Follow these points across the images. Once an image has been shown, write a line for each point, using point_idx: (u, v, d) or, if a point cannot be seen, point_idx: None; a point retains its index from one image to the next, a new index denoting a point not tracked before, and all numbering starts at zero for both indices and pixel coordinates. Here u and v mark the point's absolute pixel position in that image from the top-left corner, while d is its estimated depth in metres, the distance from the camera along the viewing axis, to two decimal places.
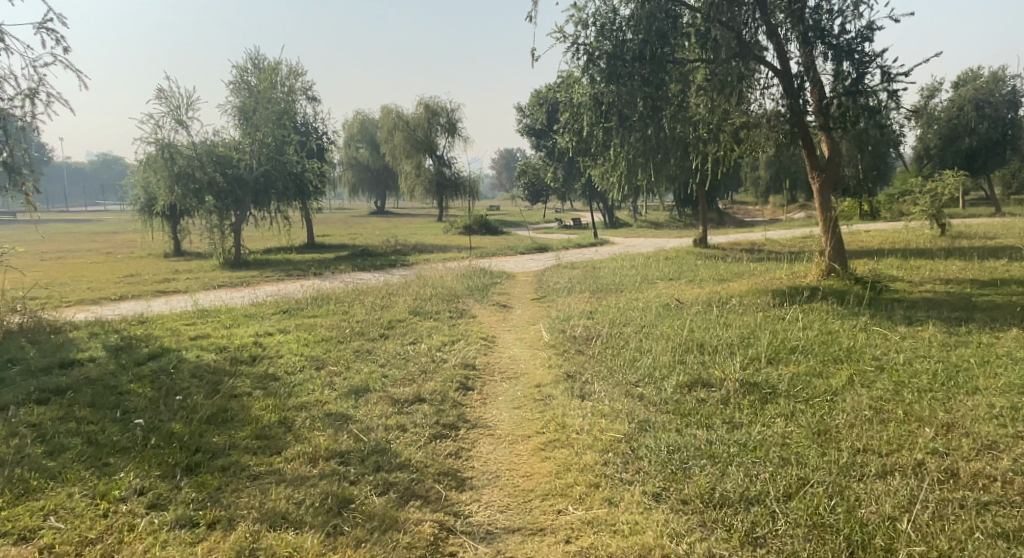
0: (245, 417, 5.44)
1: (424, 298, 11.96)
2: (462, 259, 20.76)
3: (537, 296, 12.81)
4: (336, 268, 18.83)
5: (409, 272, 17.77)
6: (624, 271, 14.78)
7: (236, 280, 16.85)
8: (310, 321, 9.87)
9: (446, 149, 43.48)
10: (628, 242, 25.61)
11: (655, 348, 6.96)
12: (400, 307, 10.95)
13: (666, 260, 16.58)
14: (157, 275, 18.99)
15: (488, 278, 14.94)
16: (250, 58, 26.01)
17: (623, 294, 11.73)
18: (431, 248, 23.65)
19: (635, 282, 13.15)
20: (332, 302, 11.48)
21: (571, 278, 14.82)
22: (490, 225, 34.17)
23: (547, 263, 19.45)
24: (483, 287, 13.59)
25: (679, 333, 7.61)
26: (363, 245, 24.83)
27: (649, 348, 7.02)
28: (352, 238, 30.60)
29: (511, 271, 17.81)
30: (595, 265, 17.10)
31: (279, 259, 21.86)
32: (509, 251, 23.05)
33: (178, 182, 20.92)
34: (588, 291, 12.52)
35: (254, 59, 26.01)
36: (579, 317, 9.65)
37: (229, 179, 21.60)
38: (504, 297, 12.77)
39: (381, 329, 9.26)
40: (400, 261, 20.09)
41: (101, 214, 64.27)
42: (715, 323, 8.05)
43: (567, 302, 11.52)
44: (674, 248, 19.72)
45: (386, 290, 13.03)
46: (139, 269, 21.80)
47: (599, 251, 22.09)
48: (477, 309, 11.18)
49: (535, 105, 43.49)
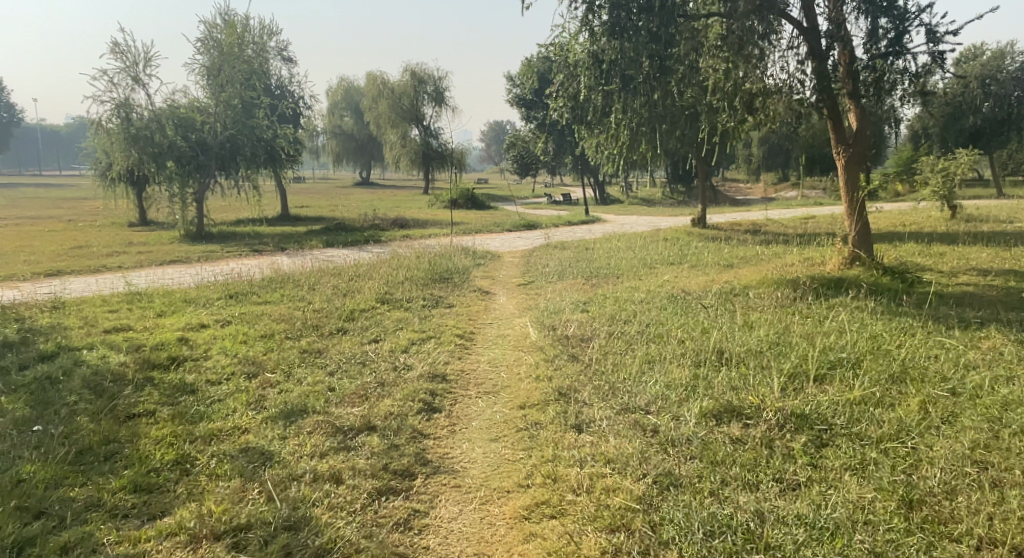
0: (131, 454, 4.14)
1: (394, 281, 10.60)
2: (443, 236, 19.35)
3: (523, 281, 11.51)
4: (307, 243, 17.40)
5: (384, 249, 16.40)
6: (619, 253, 13.48)
7: (194, 256, 15.43)
8: (258, 309, 8.51)
9: (432, 118, 41.68)
10: (621, 219, 24.27)
11: (667, 357, 5.65)
12: (366, 294, 9.59)
13: (664, 241, 15.27)
14: (111, 246, 17.49)
15: (470, 259, 13.62)
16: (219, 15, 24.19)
17: (619, 282, 10.46)
18: (412, 223, 22.18)
19: (632, 266, 11.86)
20: (288, 286, 10.09)
21: (561, 260, 13.52)
22: (477, 199, 32.72)
23: (536, 243, 18.08)
24: (465, 269, 12.25)
25: (694, 336, 6.28)
26: (340, 218, 23.32)
27: (660, 356, 5.71)
28: (330, 210, 29.06)
29: (497, 251, 16.43)
30: (588, 246, 15.76)
31: (247, 231, 20.37)
32: (494, 228, 21.64)
33: (138, 147, 19.35)
34: (581, 277, 11.24)
35: (223, 15, 24.20)
36: (572, 311, 8.36)
37: (190, 144, 20.07)
38: (486, 282, 11.45)
39: (340, 322, 7.91)
40: (377, 236, 18.64)
41: (74, 182, 61.78)
42: (734, 322, 6.73)
43: (558, 289, 10.23)
44: (671, 229, 18.41)
45: (353, 271, 11.64)
46: (94, 240, 20.26)
47: (591, 229, 20.78)
48: (455, 297, 9.85)
49: (524, 73, 41.76)
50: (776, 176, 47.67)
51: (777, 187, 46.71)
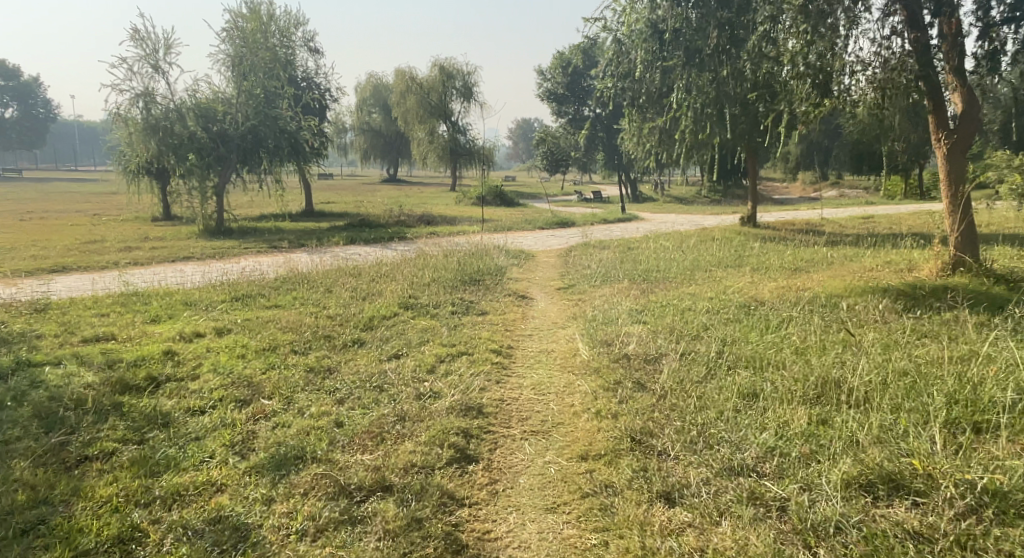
0: (58, 530, 3.09)
1: (420, 284, 9.46)
2: (472, 233, 18.25)
3: (563, 284, 10.32)
4: (329, 240, 16.42)
5: (410, 247, 15.31)
6: (667, 254, 12.23)
7: (209, 252, 14.53)
8: (266, 315, 7.44)
9: (462, 114, 40.68)
10: (659, 218, 22.90)
11: (768, 391, 4.41)
12: (389, 298, 8.47)
13: (716, 242, 13.93)
14: (126, 241, 16.69)
15: (503, 259, 12.45)
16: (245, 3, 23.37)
17: (675, 287, 9.23)
18: (439, 220, 21.13)
19: (685, 269, 10.59)
20: (302, 289, 9.00)
21: (604, 261, 12.28)
22: (506, 196, 31.62)
23: (572, 242, 16.86)
24: (499, 271, 11.09)
25: (790, 364, 5.05)
26: (364, 213, 22.35)
27: (759, 391, 4.46)
28: (355, 206, 28.14)
29: (531, 250, 15.24)
30: (630, 247, 14.50)
31: (269, 226, 19.48)
32: (526, 226, 20.44)
33: (157, 138, 18.56)
34: (628, 280, 10.02)
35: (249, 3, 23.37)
36: (625, 323, 7.14)
37: (211, 135, 19.18)
38: (523, 285, 10.26)
39: (356, 332, 6.79)
40: (403, 233, 17.61)
41: (103, 177, 61.89)
42: (833, 345, 5.49)
43: (604, 295, 9.02)
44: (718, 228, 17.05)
45: (375, 271, 10.55)
46: (112, 233, 19.53)
47: (629, 228, 19.52)
48: (489, 302, 8.69)
49: (556, 67, 40.53)
50: (814, 174, 45.76)
51: (816, 185, 44.84)
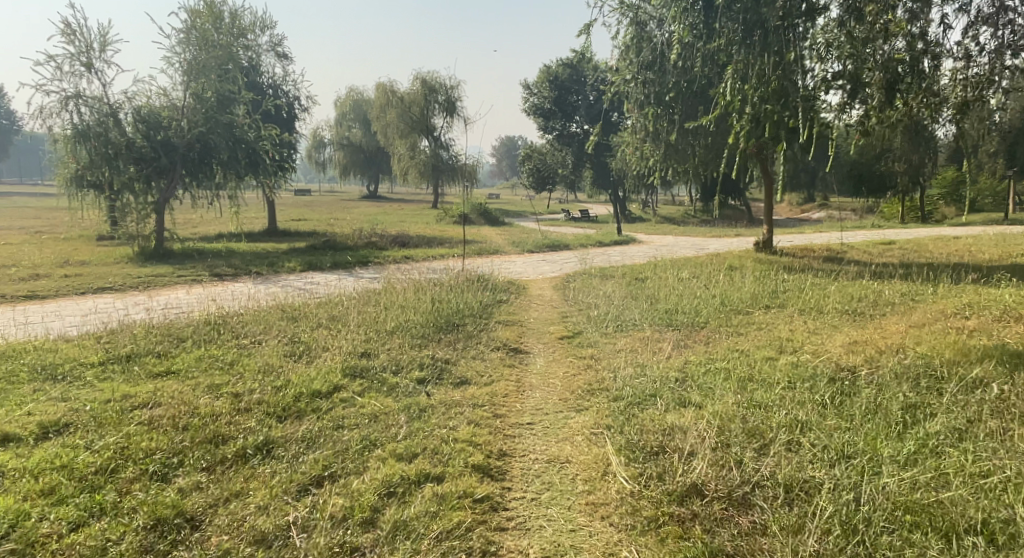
0: None
1: (380, 334, 7.17)
2: (450, 258, 15.98)
3: (564, 329, 8.14)
4: (283, 265, 14.07)
5: (378, 275, 13.05)
6: (686, 289, 10.06)
7: (135, 282, 12.21)
8: (142, 393, 5.16)
9: (443, 129, 38.61)
10: (661, 241, 20.82)
11: None
12: (333, 359, 6.15)
13: (738, 273, 11.78)
14: (42, 266, 14.23)
15: (488, 293, 10.19)
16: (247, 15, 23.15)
17: (714, 340, 7.04)
18: (415, 241, 18.88)
19: (717, 311, 8.41)
20: (217, 345, 6.67)
21: (610, 296, 10.12)
22: (489, 214, 29.48)
23: (566, 269, 14.67)
24: (484, 311, 8.83)
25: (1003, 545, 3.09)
26: (332, 233, 20.04)
27: None
28: (326, 225, 25.75)
29: (520, 279, 13.06)
30: (638, 279, 12.29)
31: (219, 247, 17.13)
32: (513, 248, 18.27)
33: (89, 145, 15.96)
34: (648, 327, 7.80)
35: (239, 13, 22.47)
36: (667, 410, 4.91)
37: (152, 144, 16.77)
38: (512, 331, 8.00)
39: (266, 427, 4.51)
40: (370, 258, 15.30)
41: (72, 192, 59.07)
42: None
43: (621, 351, 6.80)
44: (732, 255, 14.93)
45: (323, 313, 8.23)
46: (35, 255, 17.09)
47: (629, 253, 17.41)
48: (469, 363, 6.40)
49: (543, 81, 38.73)
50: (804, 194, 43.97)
51: (805, 206, 43.12)
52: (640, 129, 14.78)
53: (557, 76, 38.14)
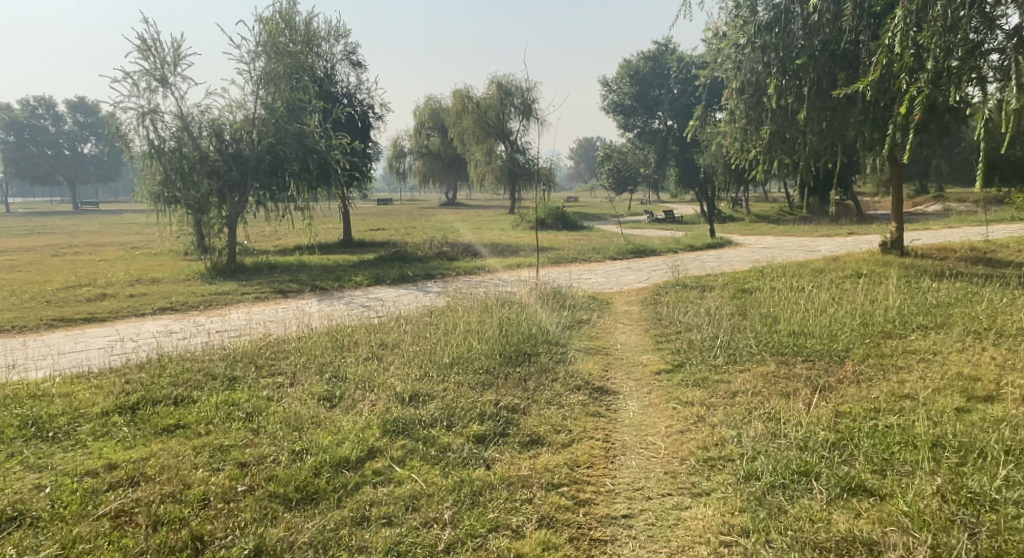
0: None
1: (436, 373, 5.92)
2: (524, 269, 14.70)
3: (660, 358, 6.66)
4: (348, 279, 13.19)
5: (447, 291, 11.92)
6: (806, 305, 8.36)
7: (194, 299, 11.50)
8: (129, 459, 4.08)
9: (522, 132, 37.48)
10: (760, 245, 18.82)
11: None
12: (373, 408, 4.95)
13: (865, 284, 9.92)
14: (113, 283, 13.86)
15: (566, 311, 8.81)
16: (330, 32, 23.65)
17: (866, 380, 5.39)
18: (490, 249, 17.73)
19: (856, 337, 6.71)
20: (246, 386, 5.60)
21: (713, 313, 8.53)
22: (570, 219, 28.06)
23: (656, 278, 13.06)
24: (563, 336, 7.45)
25: None
26: (405, 243, 19.18)
27: None
28: (402, 235, 25.04)
29: (604, 292, 11.59)
30: (742, 290, 10.61)
31: (290, 260, 16.48)
32: (594, 256, 16.73)
33: (163, 160, 15.46)
34: (769, 359, 6.20)
35: (330, 29, 23.04)
36: (834, 511, 3.44)
37: (224, 157, 16.09)
38: (596, 363, 6.59)
39: (259, 526, 3.38)
40: (439, 271, 14.23)
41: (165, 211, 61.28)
42: None
43: (740, 397, 5.27)
44: (849, 260, 12.93)
45: (375, 340, 7.07)
46: (110, 273, 16.88)
47: (726, 259, 15.59)
48: (544, 413, 5.06)
49: (624, 77, 37.14)
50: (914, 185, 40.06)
51: (915, 198, 39.21)
52: (743, 113, 13.23)
53: (638, 71, 36.58)
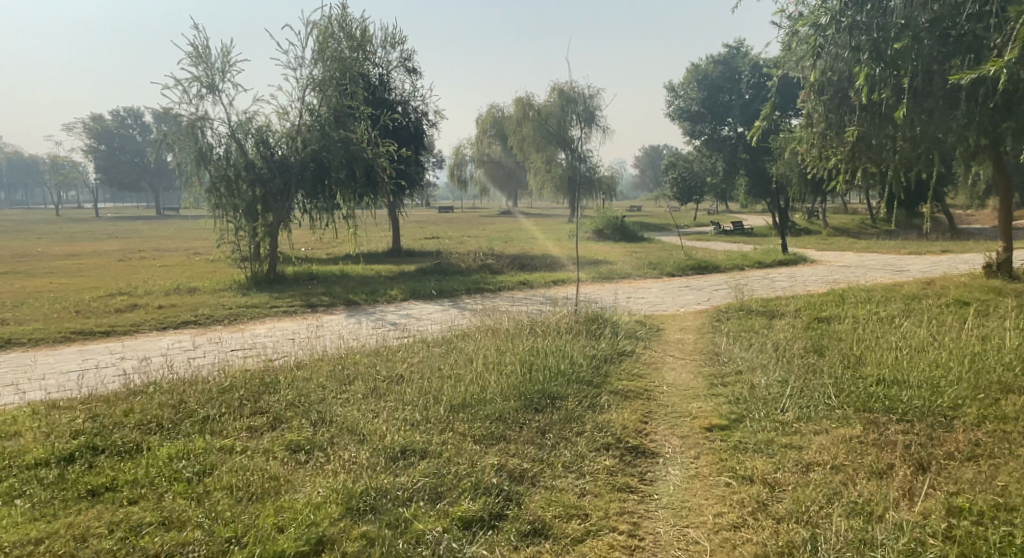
0: None
1: (437, 424, 4.96)
2: (572, 285, 13.65)
3: (712, 409, 5.55)
4: (383, 294, 12.52)
5: (483, 309, 11.05)
6: (894, 344, 7.04)
7: (221, 310, 10.96)
8: (27, 534, 3.26)
9: (584, 141, 36.40)
10: (835, 262, 17.25)
11: None
12: (345, 472, 4.02)
13: (963, 318, 8.49)
14: (153, 290, 13.55)
15: (608, 340, 7.74)
16: (386, 37, 23.26)
17: (986, 463, 4.28)
18: (538, 262, 16.86)
19: (964, 399, 5.43)
20: (215, 430, 4.69)
21: (779, 348, 7.35)
22: (629, 230, 26.84)
23: (717, 300, 11.80)
24: (598, 376, 6.38)
25: None
26: (454, 254, 18.55)
27: None
28: (453, 244, 24.42)
29: (656, 314, 10.45)
30: (816, 318, 9.29)
31: (333, 271, 16.01)
32: (649, 270, 15.53)
33: (209, 168, 15.10)
34: (854, 419, 5.17)
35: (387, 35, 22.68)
36: None
37: (270, 165, 15.69)
38: (635, 412, 5.53)
39: None
40: (481, 286, 13.43)
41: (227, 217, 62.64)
42: None
43: (814, 474, 4.24)
44: (941, 286, 11.37)
45: (379, 375, 6.14)
46: (154, 278, 16.67)
47: (797, 279, 14.19)
48: (556, 486, 4.05)
49: (692, 82, 35.68)
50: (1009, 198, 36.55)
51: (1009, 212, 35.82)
52: (820, 117, 12.16)
53: (707, 75, 35.21)
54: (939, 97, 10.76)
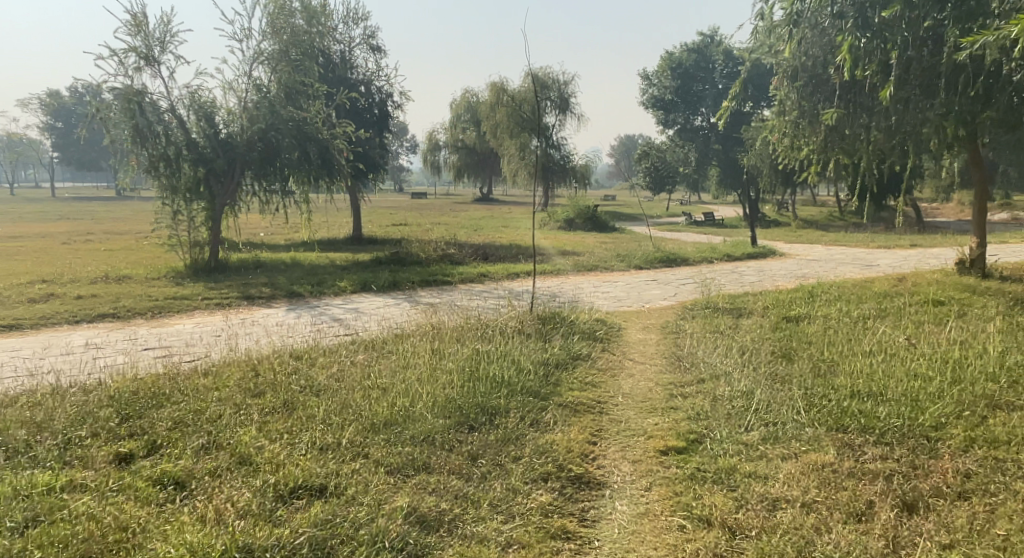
0: None
1: (345, 452, 4.24)
2: (534, 278, 12.97)
3: (670, 426, 4.88)
4: (331, 285, 11.72)
5: (436, 304, 10.32)
6: (870, 349, 6.47)
7: (150, 301, 10.08)
8: None
9: (556, 128, 35.68)
10: (807, 257, 16.80)
11: None
12: (213, 524, 3.31)
13: (940, 319, 7.97)
14: (81, 277, 12.57)
15: (560, 341, 7.05)
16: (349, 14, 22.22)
17: (980, 504, 3.72)
18: (501, 252, 16.16)
19: (948, 416, 4.84)
20: (73, 461, 3.92)
21: (746, 353, 6.75)
22: (599, 219, 26.25)
23: (684, 296, 11.22)
24: (545, 386, 5.68)
25: None
26: (413, 242, 17.73)
27: None
28: (418, 232, 23.58)
29: (619, 311, 9.83)
30: (785, 316, 8.71)
31: (283, 258, 15.11)
32: (617, 262, 14.91)
33: (146, 146, 14.06)
34: (826, 440, 4.52)
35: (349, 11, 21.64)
36: None
37: (214, 144, 14.67)
38: (582, 430, 4.84)
39: None
40: (438, 277, 12.68)
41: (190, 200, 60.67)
42: None
43: (781, 515, 3.61)
44: (914, 283, 10.91)
45: (290, 388, 5.36)
46: (91, 264, 15.62)
47: (767, 273, 13.69)
48: (476, 536, 3.39)
49: (665, 70, 35.13)
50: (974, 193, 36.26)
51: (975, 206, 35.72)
52: (793, 105, 11.69)
53: (681, 63, 34.40)
54: (916, 85, 10.26)
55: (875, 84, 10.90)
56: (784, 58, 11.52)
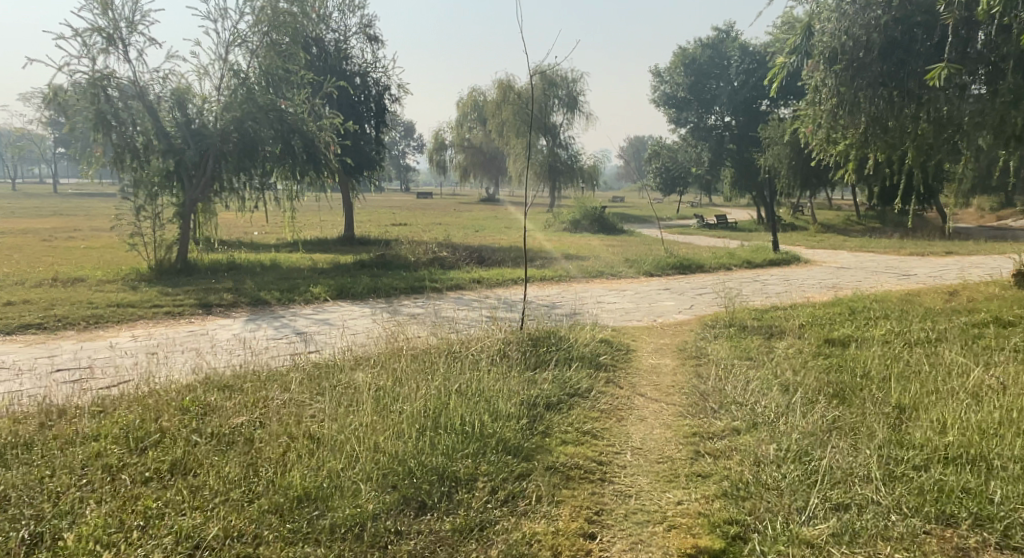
0: None
1: None
2: (533, 285, 11.60)
3: (697, 508, 3.54)
4: (303, 292, 10.38)
5: (417, 316, 8.99)
6: (945, 391, 5.11)
7: (90, 308, 8.76)
8: None
9: (565, 126, 34.37)
10: (833, 265, 15.38)
11: None
12: None
13: (1015, 348, 6.58)
14: (30, 278, 11.29)
15: (554, 372, 5.69)
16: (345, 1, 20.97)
17: None
18: (499, 256, 14.83)
19: None
20: None
21: (788, 391, 5.38)
22: (608, 221, 24.89)
23: (702, 309, 9.83)
24: (530, 437, 4.34)
25: None
26: (405, 244, 16.44)
27: None
28: (415, 233, 22.33)
29: (629, 328, 8.45)
30: (826, 340, 7.30)
31: (260, 260, 13.81)
32: (626, 268, 13.50)
33: (111, 136, 12.82)
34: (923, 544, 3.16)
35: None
36: None
37: (186, 134, 13.41)
38: (576, 514, 3.51)
39: None
40: (425, 283, 11.34)
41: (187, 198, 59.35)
42: None
43: None
44: (967, 298, 9.51)
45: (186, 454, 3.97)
46: (52, 263, 14.37)
47: (794, 283, 12.28)
48: None
49: (677, 67, 33.87)
50: (997, 198, 34.76)
51: (998, 211, 34.18)
52: (830, 92, 10.27)
53: (695, 59, 33.26)
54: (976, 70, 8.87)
55: (926, 68, 9.50)
56: (821, 40, 10.12)
